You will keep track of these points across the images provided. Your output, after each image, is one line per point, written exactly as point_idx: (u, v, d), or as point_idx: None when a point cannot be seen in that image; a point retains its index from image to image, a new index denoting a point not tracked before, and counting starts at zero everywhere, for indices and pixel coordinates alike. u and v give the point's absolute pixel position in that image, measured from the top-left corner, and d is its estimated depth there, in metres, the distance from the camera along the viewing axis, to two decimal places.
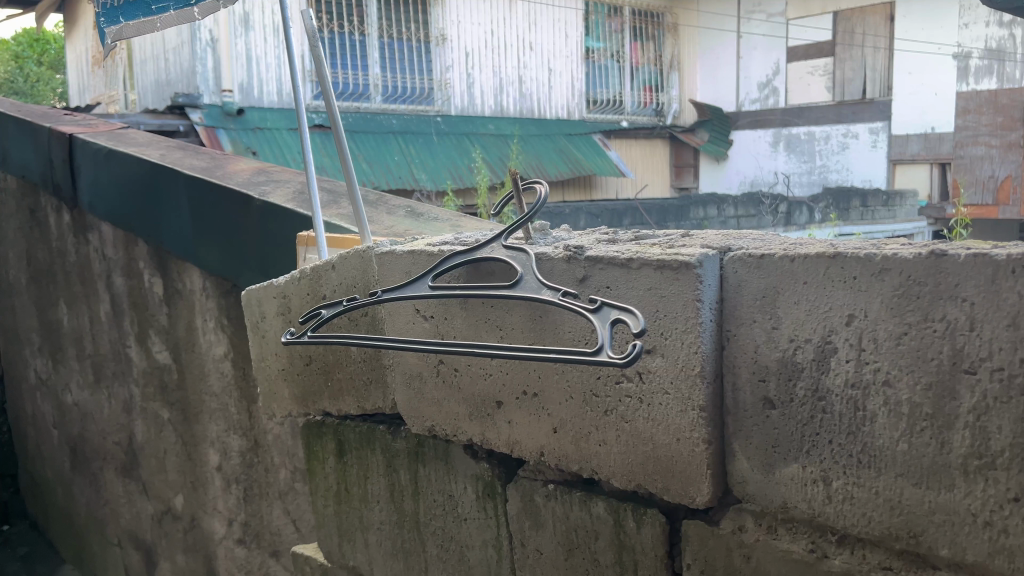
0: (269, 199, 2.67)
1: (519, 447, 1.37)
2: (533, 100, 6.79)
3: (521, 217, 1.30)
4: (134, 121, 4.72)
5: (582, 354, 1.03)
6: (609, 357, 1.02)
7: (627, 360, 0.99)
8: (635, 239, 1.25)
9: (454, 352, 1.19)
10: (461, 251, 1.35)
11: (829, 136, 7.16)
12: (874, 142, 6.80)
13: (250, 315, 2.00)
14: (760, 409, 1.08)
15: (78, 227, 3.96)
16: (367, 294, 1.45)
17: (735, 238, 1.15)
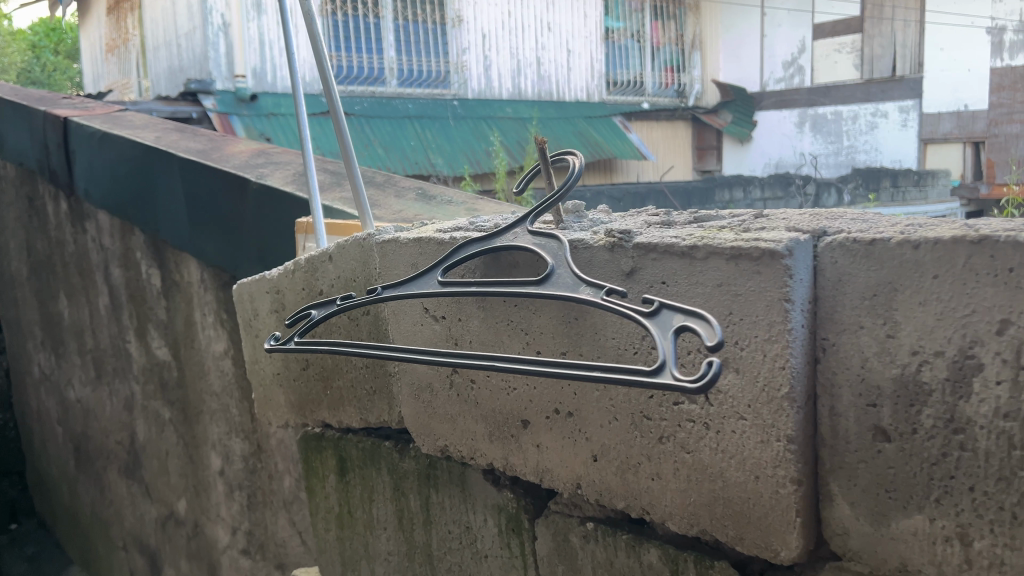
0: (267, 181, 2.44)
1: (550, 476, 1.13)
2: (552, 82, 6.50)
3: (550, 196, 1.05)
4: (145, 107, 4.45)
5: (636, 370, 0.77)
6: (675, 378, 0.75)
7: (700, 382, 0.73)
8: (694, 221, 0.99)
9: (467, 365, 0.94)
10: (476, 238, 1.10)
11: (858, 115, 5.98)
12: (905, 121, 5.75)
13: (243, 313, 1.77)
14: (870, 441, 0.83)
15: (76, 215, 3.75)
16: (365, 291, 1.19)
17: (832, 218, 0.90)
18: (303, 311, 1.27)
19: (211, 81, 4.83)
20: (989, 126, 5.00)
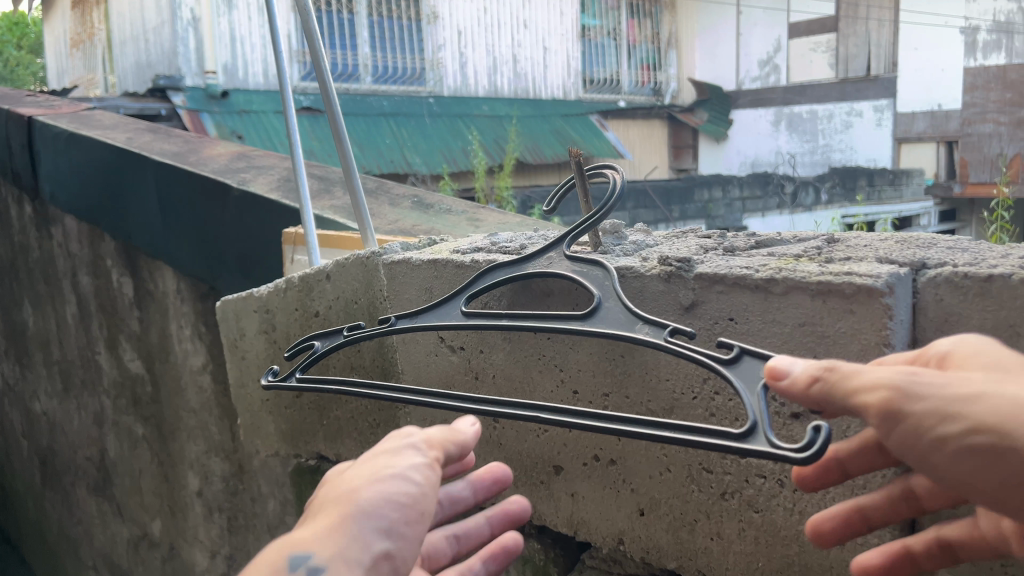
0: (249, 188, 2.28)
1: (587, 529, 1.01)
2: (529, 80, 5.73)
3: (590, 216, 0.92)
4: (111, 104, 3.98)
5: (723, 433, 0.65)
6: (773, 445, 0.62)
7: (810, 451, 0.60)
8: (758, 248, 0.88)
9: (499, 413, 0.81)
10: (504, 263, 0.97)
11: (833, 115, 6.05)
12: (880, 120, 5.73)
13: (227, 331, 1.62)
14: None
15: (41, 220, 3.55)
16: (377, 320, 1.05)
17: (924, 246, 0.79)
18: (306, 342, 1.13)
19: (181, 77, 4.40)
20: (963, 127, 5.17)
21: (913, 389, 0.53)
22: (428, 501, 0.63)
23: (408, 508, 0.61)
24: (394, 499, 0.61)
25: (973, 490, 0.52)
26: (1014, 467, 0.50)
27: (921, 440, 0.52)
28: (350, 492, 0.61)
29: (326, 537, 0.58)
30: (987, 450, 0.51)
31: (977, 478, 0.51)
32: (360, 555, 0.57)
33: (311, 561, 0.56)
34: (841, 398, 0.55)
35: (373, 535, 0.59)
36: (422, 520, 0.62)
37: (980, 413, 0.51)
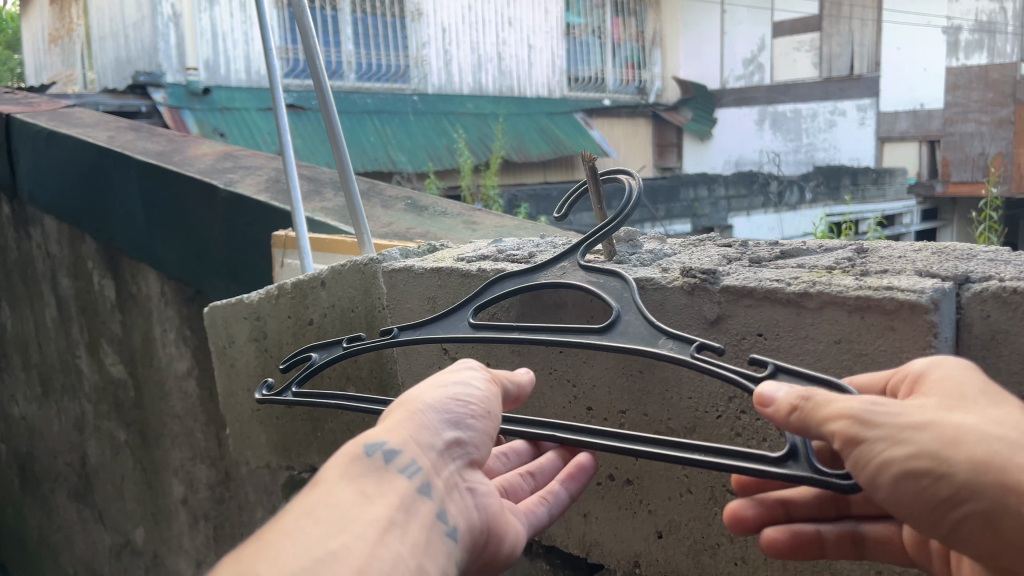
0: (237, 188, 2.22)
1: (601, 551, 0.96)
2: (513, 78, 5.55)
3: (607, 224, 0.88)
4: (93, 102, 3.79)
5: (759, 456, 0.60)
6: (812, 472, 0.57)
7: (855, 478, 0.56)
8: (784, 259, 0.84)
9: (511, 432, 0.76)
10: (514, 274, 0.92)
11: (816, 113, 6.19)
12: (863, 119, 5.90)
13: (214, 338, 1.56)
14: None
15: (19, 220, 3.47)
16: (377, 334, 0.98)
17: (964, 259, 0.75)
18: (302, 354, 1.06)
19: (162, 73, 4.16)
20: (944, 126, 5.46)
21: (868, 417, 0.54)
22: (491, 402, 0.70)
23: (475, 407, 0.68)
24: (462, 398, 0.68)
25: (904, 513, 0.53)
26: (945, 492, 0.51)
27: (864, 466, 0.54)
28: (416, 395, 0.68)
29: (400, 425, 0.64)
30: (919, 479, 0.52)
31: (910, 508, 0.53)
32: (432, 439, 0.64)
33: (387, 446, 0.62)
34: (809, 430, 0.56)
35: (441, 425, 0.66)
36: (487, 417, 0.69)
37: (924, 443, 0.52)
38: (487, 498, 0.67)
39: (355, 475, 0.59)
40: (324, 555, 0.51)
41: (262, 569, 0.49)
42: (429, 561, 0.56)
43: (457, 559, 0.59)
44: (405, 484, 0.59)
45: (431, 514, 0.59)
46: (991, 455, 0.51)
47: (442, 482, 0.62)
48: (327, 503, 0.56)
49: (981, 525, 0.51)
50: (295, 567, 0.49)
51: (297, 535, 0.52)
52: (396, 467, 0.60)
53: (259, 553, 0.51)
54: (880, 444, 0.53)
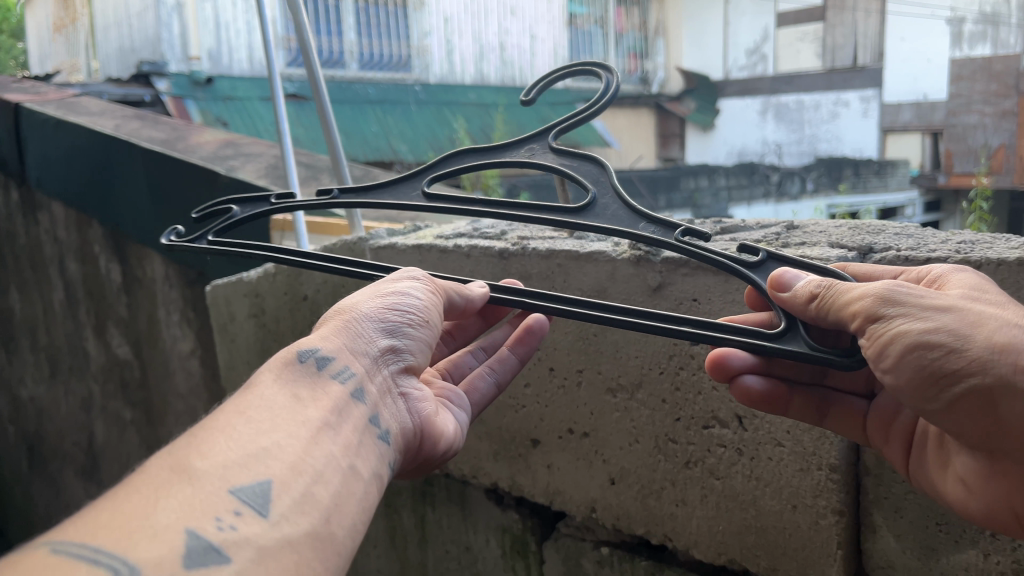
0: (238, 174, 2.31)
1: (563, 499, 1.07)
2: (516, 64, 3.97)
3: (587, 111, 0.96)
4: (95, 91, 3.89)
5: (755, 332, 0.68)
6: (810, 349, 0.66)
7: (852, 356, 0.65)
8: (724, 233, 0.95)
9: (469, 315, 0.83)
10: (477, 150, 0.97)
11: None
12: None
13: (217, 315, 1.68)
14: None
15: (27, 206, 3.59)
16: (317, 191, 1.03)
17: (877, 234, 0.85)
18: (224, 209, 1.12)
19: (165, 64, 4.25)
20: None
21: (895, 297, 0.61)
22: (432, 311, 0.78)
23: (415, 318, 0.76)
24: (397, 310, 0.76)
25: (909, 383, 0.61)
26: (954, 364, 0.59)
27: (880, 338, 0.61)
28: (354, 305, 0.77)
29: (334, 336, 0.74)
30: (930, 354, 0.60)
31: (915, 381, 0.61)
32: (366, 351, 0.75)
33: (321, 353, 0.72)
34: (831, 309, 0.65)
35: (376, 333, 0.76)
36: (427, 327, 0.77)
37: (950, 323, 0.59)
38: (419, 404, 0.78)
39: (289, 375, 0.69)
40: (256, 452, 0.58)
41: (196, 462, 0.56)
42: (360, 461, 0.65)
43: (388, 457, 0.70)
44: (338, 390, 0.69)
45: (363, 417, 0.69)
46: (1011, 341, 0.57)
47: (375, 389, 0.73)
48: (268, 405, 0.64)
49: (979, 402, 0.59)
50: (222, 464, 0.56)
51: (235, 434, 0.59)
52: (329, 372, 0.70)
53: (195, 446, 0.58)
54: (903, 320, 0.60)
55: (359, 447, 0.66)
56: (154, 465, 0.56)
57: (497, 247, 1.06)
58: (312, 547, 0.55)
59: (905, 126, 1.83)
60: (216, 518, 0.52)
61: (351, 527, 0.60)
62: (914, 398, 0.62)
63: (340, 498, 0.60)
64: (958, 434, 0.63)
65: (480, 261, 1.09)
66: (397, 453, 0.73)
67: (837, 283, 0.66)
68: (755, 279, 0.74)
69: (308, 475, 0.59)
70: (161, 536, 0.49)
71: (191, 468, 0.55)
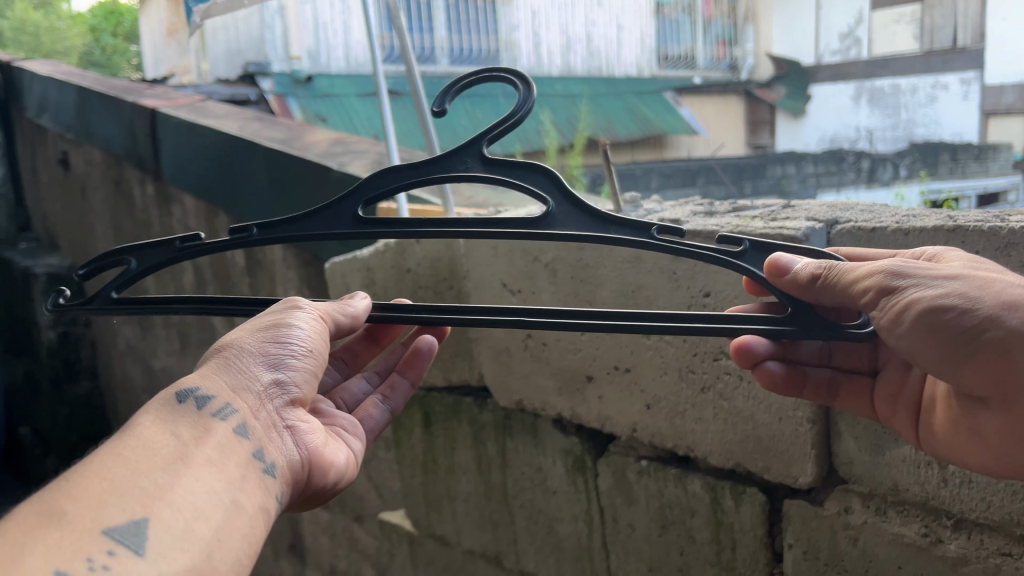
0: (348, 169, 2.64)
1: (611, 423, 1.36)
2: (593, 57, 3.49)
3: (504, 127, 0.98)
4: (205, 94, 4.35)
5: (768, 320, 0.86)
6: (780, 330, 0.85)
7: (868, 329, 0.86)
8: (733, 210, 1.23)
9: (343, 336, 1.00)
10: (404, 170, 0.99)
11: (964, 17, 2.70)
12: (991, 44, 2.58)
13: (334, 288, 2.02)
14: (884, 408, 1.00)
15: (162, 198, 4.09)
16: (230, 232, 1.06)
17: (848, 210, 1.12)
18: (116, 257, 1.15)
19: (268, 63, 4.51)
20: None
21: (903, 272, 0.80)
22: (313, 343, 0.95)
23: (305, 355, 0.94)
24: (283, 347, 0.94)
25: (928, 340, 0.78)
26: (969, 322, 0.75)
27: (899, 302, 0.78)
28: (239, 345, 0.94)
29: (216, 377, 0.89)
30: (947, 314, 0.76)
31: (932, 336, 0.77)
32: (248, 389, 0.91)
33: (199, 395, 0.87)
34: (840, 283, 0.83)
35: (262, 369, 0.93)
36: (305, 359, 0.94)
37: (959, 288, 0.77)
38: (304, 435, 0.95)
39: (171, 414, 0.84)
40: (126, 492, 0.72)
41: (67, 507, 0.69)
42: (244, 496, 0.81)
43: (273, 485, 0.86)
44: (222, 428, 0.85)
45: (247, 451, 0.85)
46: (1015, 298, 0.75)
47: (259, 425, 0.89)
48: (146, 446, 0.77)
49: (996, 353, 0.75)
50: (91, 505, 0.70)
51: (110, 475, 0.72)
52: (210, 411, 0.86)
53: (67, 489, 0.71)
54: (916, 289, 0.78)
55: (241, 482, 0.82)
56: (24, 512, 0.68)
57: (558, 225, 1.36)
58: None
59: (1007, 109, 1.76)
60: (88, 559, 0.67)
61: (232, 559, 0.75)
62: (939, 359, 0.78)
63: (220, 531, 0.75)
64: (970, 384, 0.79)
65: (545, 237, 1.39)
66: (285, 480, 0.89)
67: (838, 262, 0.85)
68: (746, 269, 0.89)
69: (188, 514, 0.73)
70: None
71: (59, 511, 0.69)
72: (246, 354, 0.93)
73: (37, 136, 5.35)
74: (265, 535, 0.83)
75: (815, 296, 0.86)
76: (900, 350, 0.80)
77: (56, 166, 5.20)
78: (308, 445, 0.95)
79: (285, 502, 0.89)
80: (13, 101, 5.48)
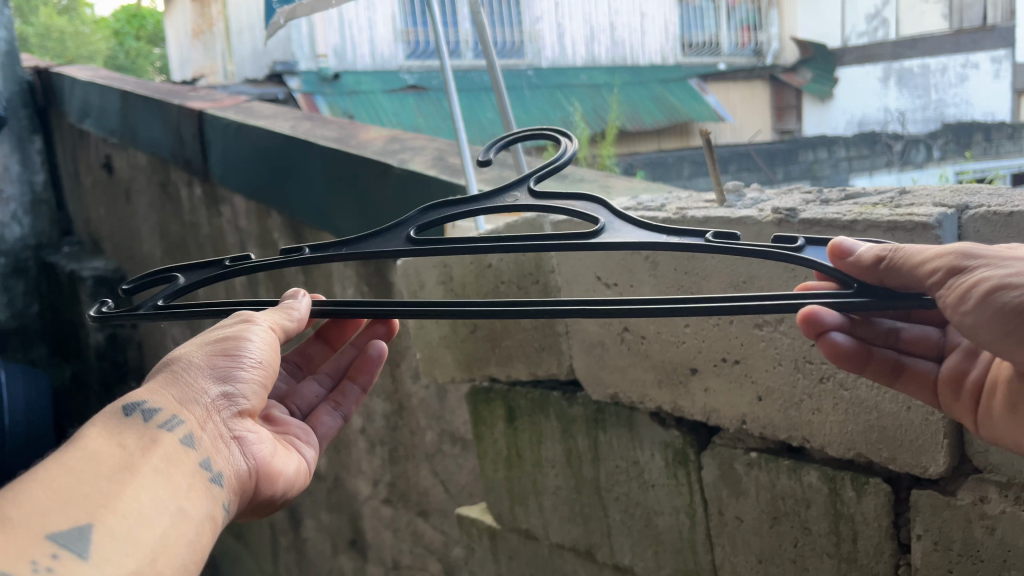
0: (409, 166, 2.64)
1: (717, 415, 1.35)
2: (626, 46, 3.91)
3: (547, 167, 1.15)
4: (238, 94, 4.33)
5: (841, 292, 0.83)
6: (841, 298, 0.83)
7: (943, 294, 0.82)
8: (849, 198, 1.21)
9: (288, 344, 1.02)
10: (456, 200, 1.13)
11: None
12: None
13: (407, 285, 1.99)
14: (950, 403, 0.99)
15: (211, 199, 4.11)
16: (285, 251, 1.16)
17: (972, 195, 1.09)
18: (167, 274, 1.23)
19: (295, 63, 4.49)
20: None
21: (971, 254, 0.81)
22: (265, 355, 0.97)
23: (261, 367, 0.97)
24: (232, 360, 0.96)
25: (995, 318, 0.78)
26: None
27: (967, 282, 0.79)
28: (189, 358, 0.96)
29: (164, 390, 0.92)
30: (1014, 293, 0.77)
31: (998, 318, 0.77)
32: (196, 400, 0.93)
33: (144, 407, 0.89)
34: (908, 265, 0.83)
35: (212, 381, 0.95)
36: (255, 371, 0.96)
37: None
38: (249, 445, 0.98)
39: (115, 425, 0.86)
40: (72, 498, 0.75)
41: (10, 513, 0.73)
42: (190, 504, 0.84)
43: (220, 494, 0.90)
44: (168, 438, 0.87)
45: (194, 462, 0.88)
46: None
47: (207, 436, 0.92)
48: (92, 454, 0.81)
49: None
50: (34, 512, 0.74)
51: (54, 485, 0.76)
52: (159, 423, 0.88)
53: (13, 497, 0.74)
54: (987, 269, 0.79)
55: (187, 490, 0.85)
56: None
57: (661, 215, 1.34)
58: None
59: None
60: (33, 561, 0.70)
61: (176, 564, 0.79)
62: (1001, 337, 0.78)
63: (166, 537, 0.78)
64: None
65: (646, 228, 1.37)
66: (232, 491, 0.92)
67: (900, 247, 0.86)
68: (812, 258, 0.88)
69: (133, 519, 0.77)
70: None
71: (5, 517, 0.72)
72: (194, 367, 0.95)
73: (78, 140, 5.39)
74: (211, 542, 0.86)
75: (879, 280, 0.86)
76: (965, 329, 0.80)
77: (99, 170, 5.23)
78: (254, 455, 0.98)
79: (232, 510, 0.92)
80: (53, 106, 5.51)
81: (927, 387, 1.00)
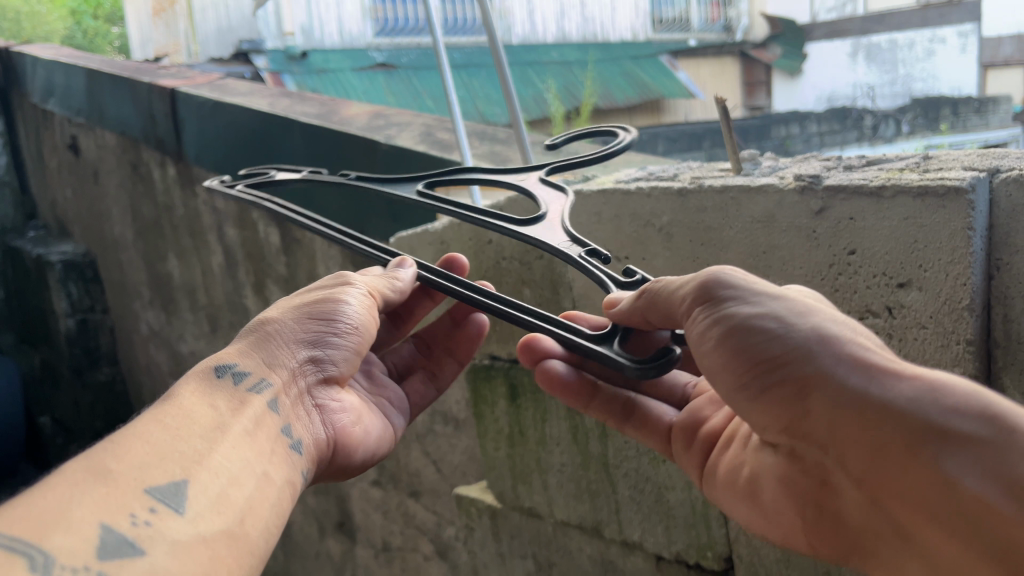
0: (395, 142, 2.58)
1: None
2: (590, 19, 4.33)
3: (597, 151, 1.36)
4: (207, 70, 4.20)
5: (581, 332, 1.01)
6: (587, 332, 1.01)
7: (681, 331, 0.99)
8: (873, 165, 1.20)
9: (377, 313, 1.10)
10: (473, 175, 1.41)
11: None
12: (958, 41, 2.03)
13: None
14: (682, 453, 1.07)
15: (185, 179, 4.00)
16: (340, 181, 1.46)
17: (999, 160, 1.09)
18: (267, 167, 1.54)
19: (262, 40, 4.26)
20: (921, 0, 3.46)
21: (734, 286, 0.89)
22: (360, 320, 1.06)
23: (356, 337, 1.06)
24: (327, 325, 1.06)
25: (733, 354, 0.85)
26: (775, 350, 0.82)
27: (717, 315, 0.87)
28: (279, 322, 1.06)
29: (253, 354, 1.00)
30: (754, 335, 0.84)
31: (734, 353, 0.85)
32: (283, 365, 1.02)
33: (236, 369, 0.97)
34: (664, 297, 0.94)
35: (302, 347, 1.05)
36: (350, 335, 1.06)
37: (776, 311, 0.84)
38: (329, 416, 1.05)
39: (204, 387, 0.94)
40: (167, 456, 0.80)
41: (110, 465, 0.77)
42: (272, 467, 0.90)
43: (298, 459, 0.96)
44: (257, 400, 0.95)
45: (275, 426, 0.95)
46: (826, 332, 0.81)
47: (288, 401, 1.00)
48: (185, 414, 0.87)
49: (791, 389, 0.81)
50: (133, 465, 0.77)
51: (150, 438, 0.81)
52: (246, 387, 0.96)
53: (110, 451, 0.78)
54: (738, 304, 0.86)
55: (270, 453, 0.91)
56: (71, 468, 0.75)
57: (676, 186, 1.31)
58: (226, 540, 0.78)
59: (1006, 61, 1.90)
60: (132, 514, 0.73)
61: (262, 525, 0.83)
62: (737, 379, 0.86)
63: (251, 497, 0.84)
64: (763, 420, 0.85)
65: (661, 199, 1.33)
66: (310, 459, 0.99)
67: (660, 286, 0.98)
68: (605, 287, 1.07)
69: (223, 477, 0.82)
70: (82, 528, 0.70)
71: (105, 470, 0.76)
72: (287, 332, 1.05)
73: (41, 120, 5.22)
74: (291, 504, 0.92)
75: (643, 314, 0.98)
76: (708, 365, 0.88)
77: (65, 151, 5.07)
78: (333, 424, 1.05)
79: (309, 476, 0.98)
80: (14, 85, 5.32)
81: (656, 431, 1.10)
